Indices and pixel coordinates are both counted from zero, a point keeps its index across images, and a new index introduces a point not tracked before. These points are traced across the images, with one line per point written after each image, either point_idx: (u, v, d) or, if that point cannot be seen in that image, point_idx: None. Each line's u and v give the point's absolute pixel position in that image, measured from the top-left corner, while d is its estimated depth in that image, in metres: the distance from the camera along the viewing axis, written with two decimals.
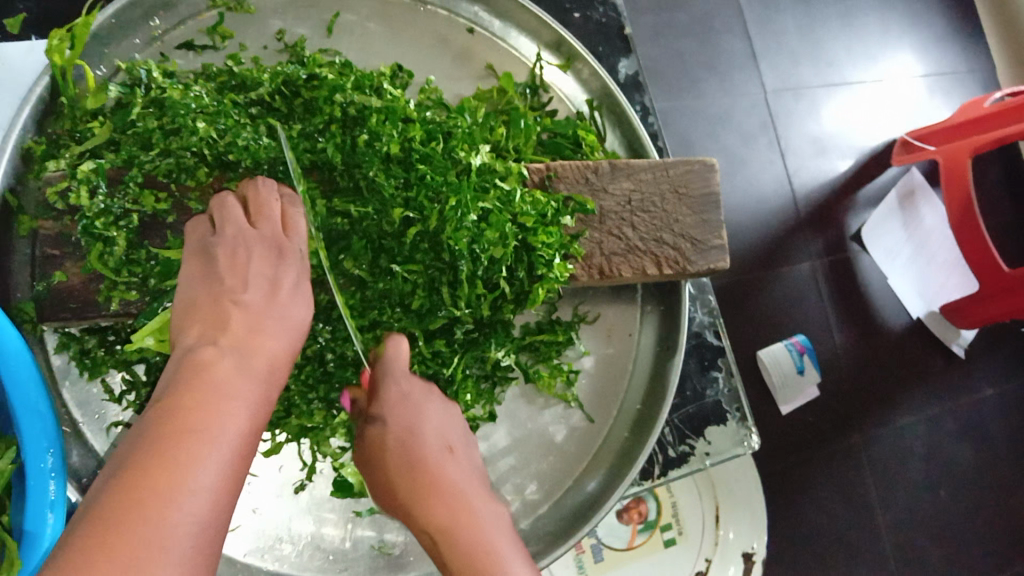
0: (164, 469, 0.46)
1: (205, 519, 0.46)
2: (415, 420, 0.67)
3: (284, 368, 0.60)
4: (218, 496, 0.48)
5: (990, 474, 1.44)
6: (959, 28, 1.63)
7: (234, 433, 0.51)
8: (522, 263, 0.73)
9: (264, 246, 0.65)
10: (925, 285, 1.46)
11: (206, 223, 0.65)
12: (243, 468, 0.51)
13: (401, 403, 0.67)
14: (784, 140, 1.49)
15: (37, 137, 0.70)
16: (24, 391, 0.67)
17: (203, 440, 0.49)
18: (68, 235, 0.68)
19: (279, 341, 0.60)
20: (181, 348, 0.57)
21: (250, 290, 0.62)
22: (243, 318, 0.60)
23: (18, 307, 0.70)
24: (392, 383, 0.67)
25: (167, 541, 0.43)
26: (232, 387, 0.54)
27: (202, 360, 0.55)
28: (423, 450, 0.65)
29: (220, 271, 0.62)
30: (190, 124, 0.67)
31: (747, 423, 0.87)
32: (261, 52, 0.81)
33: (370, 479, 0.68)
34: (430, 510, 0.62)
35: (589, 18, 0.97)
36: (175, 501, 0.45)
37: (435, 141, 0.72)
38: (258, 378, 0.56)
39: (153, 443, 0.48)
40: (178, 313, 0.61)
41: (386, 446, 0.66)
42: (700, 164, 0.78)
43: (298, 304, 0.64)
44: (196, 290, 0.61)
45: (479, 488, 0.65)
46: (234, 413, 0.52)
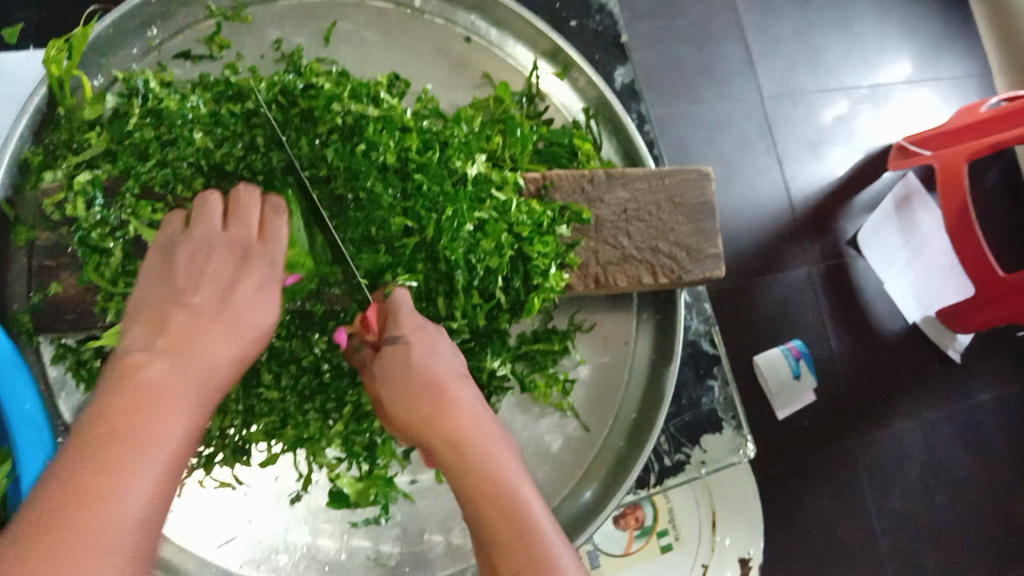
0: (89, 477, 0.44)
1: (139, 530, 0.44)
2: (431, 347, 0.62)
3: (235, 368, 0.58)
4: (154, 506, 0.45)
5: (986, 479, 1.44)
6: (956, 33, 1.63)
7: (173, 435, 0.49)
8: (518, 273, 0.73)
9: (223, 250, 0.64)
10: (923, 290, 1.44)
11: (179, 219, 0.65)
12: (180, 472, 0.49)
13: (418, 332, 0.63)
14: (780, 147, 1.49)
15: (34, 149, 0.70)
16: (19, 403, 0.67)
17: (134, 441, 0.47)
18: (63, 246, 0.69)
19: (228, 343, 0.58)
20: (120, 347, 0.55)
21: (202, 292, 0.60)
22: (189, 319, 0.58)
23: (14, 317, 0.70)
24: (406, 318, 0.64)
25: (95, 555, 0.41)
26: (170, 388, 0.51)
27: (137, 361, 0.52)
28: (439, 370, 0.60)
29: (177, 273, 0.61)
30: (186, 135, 0.69)
31: (743, 431, 0.86)
32: (258, 61, 0.82)
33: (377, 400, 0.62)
34: (442, 421, 0.56)
35: (585, 26, 0.97)
36: (107, 517, 0.43)
37: (431, 150, 0.72)
38: (201, 374, 0.54)
39: (80, 445, 0.46)
40: (122, 319, 0.58)
41: (399, 365, 0.60)
42: (696, 173, 0.78)
43: (261, 305, 0.63)
44: (152, 289, 0.60)
45: (464, 382, 0.61)
46: (173, 413, 0.50)
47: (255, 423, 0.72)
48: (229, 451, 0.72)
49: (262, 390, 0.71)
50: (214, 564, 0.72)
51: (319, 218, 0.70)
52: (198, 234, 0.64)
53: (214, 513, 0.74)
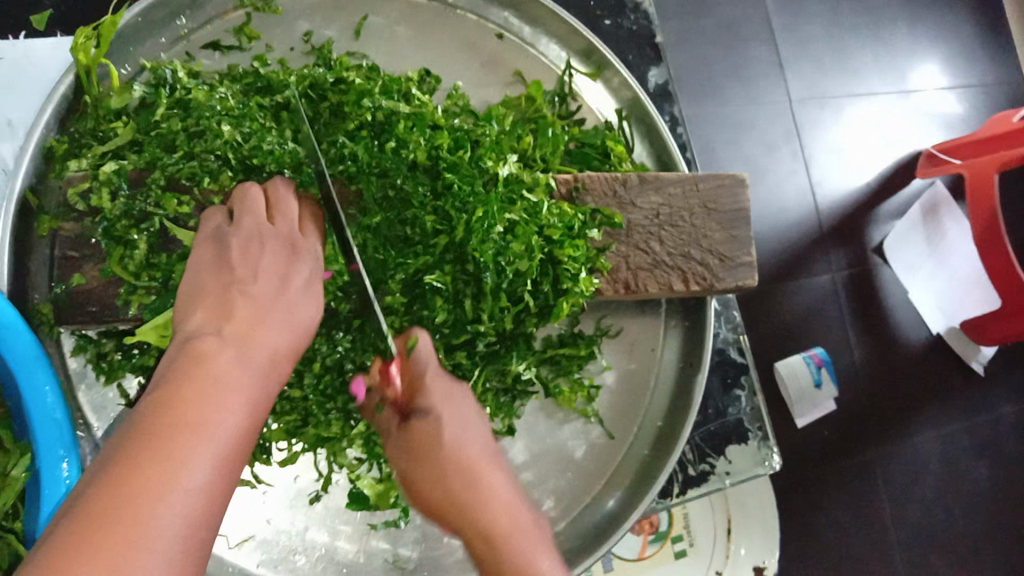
0: (150, 465, 0.44)
1: (194, 517, 0.44)
2: (460, 416, 0.64)
3: (286, 362, 0.58)
4: (210, 496, 0.46)
5: (1007, 495, 1.41)
6: (990, 39, 1.60)
7: (231, 428, 0.49)
8: (547, 277, 0.72)
9: (276, 241, 0.64)
10: (948, 299, 1.41)
11: (223, 214, 0.64)
12: (237, 466, 0.49)
13: (446, 401, 0.64)
14: (807, 151, 1.47)
15: (59, 136, 0.69)
16: (40, 397, 0.66)
17: (197, 433, 0.47)
18: (86, 238, 0.67)
19: (281, 335, 0.58)
20: (185, 331, 0.56)
21: (259, 282, 0.60)
22: (249, 309, 0.58)
23: (35, 308, 0.69)
24: (435, 380, 0.65)
25: (152, 543, 0.42)
26: (231, 379, 0.52)
27: (202, 350, 0.53)
28: (469, 444, 0.62)
29: (231, 260, 0.61)
30: (215, 127, 0.67)
31: (769, 442, 0.85)
32: (287, 53, 0.80)
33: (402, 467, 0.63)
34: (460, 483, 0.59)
35: (619, 26, 0.95)
36: (164, 502, 0.43)
37: (462, 149, 0.70)
38: (259, 370, 0.55)
39: (144, 434, 0.46)
40: (182, 301, 0.59)
41: (430, 441, 0.62)
42: (731, 179, 0.76)
43: (307, 300, 0.62)
44: (203, 278, 0.60)
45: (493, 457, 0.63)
46: (231, 406, 0.50)
47: (276, 421, 0.70)
48: (249, 451, 0.71)
49: (284, 388, 0.70)
50: (230, 563, 0.71)
51: (346, 214, 0.69)
52: (245, 226, 0.63)
53: (232, 512, 0.72)
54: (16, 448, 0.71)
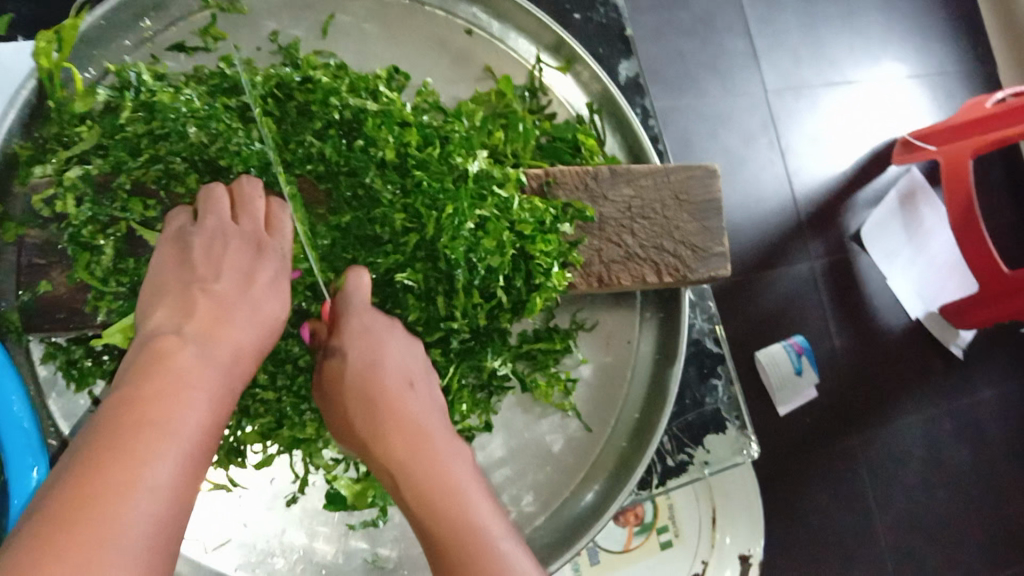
0: (117, 463, 0.45)
1: (161, 512, 0.45)
2: (377, 351, 0.65)
3: (251, 360, 0.59)
4: (176, 492, 0.47)
5: (988, 476, 1.43)
6: (961, 26, 1.61)
7: (194, 424, 0.50)
8: (520, 272, 0.72)
9: (241, 240, 0.64)
10: (926, 286, 1.45)
11: (188, 214, 0.65)
12: (202, 463, 0.50)
13: (362, 337, 0.65)
14: (783, 140, 1.48)
15: (22, 142, 0.68)
16: (7, 405, 0.66)
17: (161, 432, 0.48)
18: (53, 244, 0.67)
19: (245, 333, 0.59)
20: (147, 330, 0.57)
21: (223, 280, 0.62)
22: (211, 307, 0.59)
23: (0, 317, 0.67)
24: (353, 316, 0.65)
25: (123, 537, 0.42)
26: (194, 376, 0.53)
27: (163, 349, 0.54)
28: (385, 380, 0.64)
29: (194, 259, 0.62)
30: (180, 129, 0.66)
31: (747, 431, 0.85)
32: (254, 53, 0.80)
33: (328, 406, 0.66)
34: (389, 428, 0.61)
35: (589, 19, 0.95)
36: (131, 498, 0.44)
37: (431, 146, 0.70)
38: (222, 368, 0.56)
39: (108, 434, 0.47)
40: (144, 299, 0.60)
41: (346, 377, 0.64)
42: (702, 170, 0.76)
43: (274, 296, 0.63)
44: (166, 275, 0.61)
45: (443, 426, 0.63)
46: (194, 404, 0.51)
47: (251, 424, 0.70)
48: (222, 455, 0.70)
49: (257, 390, 0.69)
50: (207, 567, 0.71)
51: (316, 213, 0.70)
52: (208, 225, 0.63)
53: (209, 515, 0.72)
54: None
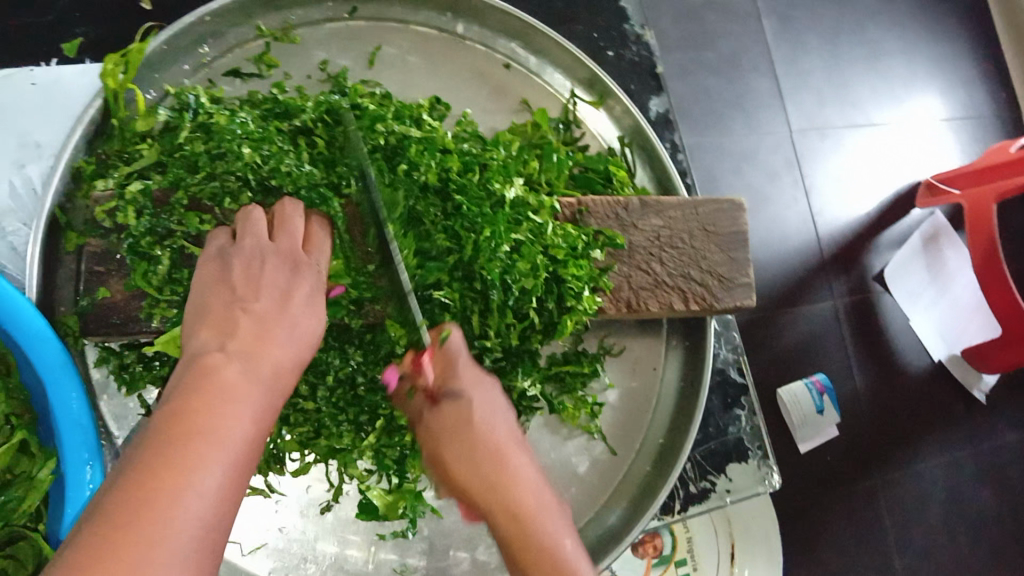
0: (167, 473, 0.46)
1: (204, 523, 0.46)
2: (491, 407, 0.63)
3: (292, 375, 0.60)
4: (220, 502, 0.48)
5: (1010, 522, 1.42)
6: (986, 72, 1.64)
7: (239, 437, 0.51)
8: (552, 295, 0.74)
9: (281, 259, 0.66)
10: (948, 325, 1.44)
11: (227, 234, 0.67)
12: (246, 474, 0.51)
13: (476, 387, 0.63)
14: (808, 180, 1.50)
15: (87, 157, 0.72)
16: (66, 404, 0.68)
17: (209, 443, 0.49)
18: (112, 253, 0.70)
19: (288, 349, 0.60)
20: (192, 348, 0.58)
21: (262, 298, 0.62)
22: (254, 323, 0.60)
23: (61, 320, 0.71)
24: (466, 366, 0.65)
25: (171, 547, 0.44)
26: (238, 391, 0.53)
27: (210, 363, 0.55)
28: (501, 435, 0.61)
29: (235, 278, 0.63)
30: (236, 149, 0.70)
31: (768, 461, 0.87)
32: (304, 81, 0.84)
33: (436, 457, 0.61)
34: (504, 484, 0.58)
35: (622, 57, 0.99)
36: (175, 509, 0.45)
37: (471, 172, 0.74)
38: (266, 382, 0.56)
39: (158, 444, 0.48)
40: (190, 316, 0.61)
41: (463, 425, 0.60)
42: (728, 204, 0.79)
43: (311, 315, 0.64)
44: (208, 295, 0.62)
45: (551, 491, 0.60)
46: (239, 416, 0.52)
47: (290, 432, 0.73)
48: (263, 462, 0.73)
49: (297, 400, 0.72)
50: (244, 570, 0.73)
51: (358, 230, 0.72)
52: (246, 245, 0.65)
53: (245, 520, 0.74)
54: (40, 454, 0.72)
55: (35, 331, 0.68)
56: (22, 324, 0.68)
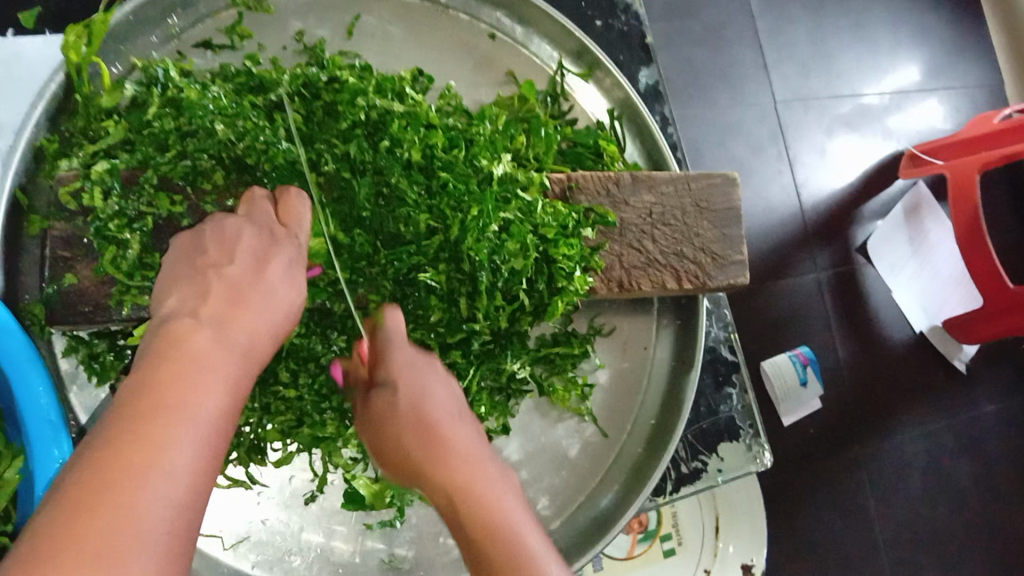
0: (135, 449, 0.43)
1: (180, 499, 0.43)
2: (424, 384, 0.62)
3: (266, 345, 0.56)
4: (194, 479, 0.45)
5: (990, 491, 1.43)
6: (971, 40, 1.62)
7: (212, 409, 0.48)
8: (542, 275, 0.72)
9: (256, 227, 0.62)
10: (930, 298, 1.42)
11: (189, 234, 0.62)
12: (220, 448, 0.48)
13: (407, 369, 0.63)
14: (793, 152, 1.49)
15: (49, 135, 0.69)
16: (33, 398, 0.65)
17: (180, 415, 0.46)
18: (78, 236, 0.67)
19: (262, 318, 0.56)
20: (161, 314, 0.54)
21: (235, 264, 0.58)
22: (226, 291, 0.55)
23: (27, 308, 0.69)
24: (399, 350, 0.64)
25: (140, 529, 0.41)
26: (211, 359, 0.50)
27: (179, 330, 0.51)
28: (434, 412, 0.60)
29: (207, 248, 0.59)
30: (208, 125, 0.66)
31: (761, 440, 0.86)
32: (280, 52, 0.80)
33: (373, 444, 0.61)
34: (439, 470, 0.56)
35: (610, 26, 0.96)
36: (147, 485, 0.42)
37: (457, 148, 0.70)
38: (240, 350, 0.52)
39: (125, 417, 0.45)
40: (160, 284, 0.57)
41: (394, 409, 0.60)
42: (721, 178, 0.77)
43: (289, 283, 0.60)
44: (181, 266, 0.58)
45: (491, 458, 0.59)
46: (212, 386, 0.48)
47: (271, 422, 0.70)
48: (243, 451, 0.71)
49: (279, 388, 0.69)
50: (227, 565, 0.71)
51: (335, 209, 0.69)
52: (215, 219, 0.62)
53: (227, 511, 0.72)
54: (7, 450, 0.69)
55: None
56: None
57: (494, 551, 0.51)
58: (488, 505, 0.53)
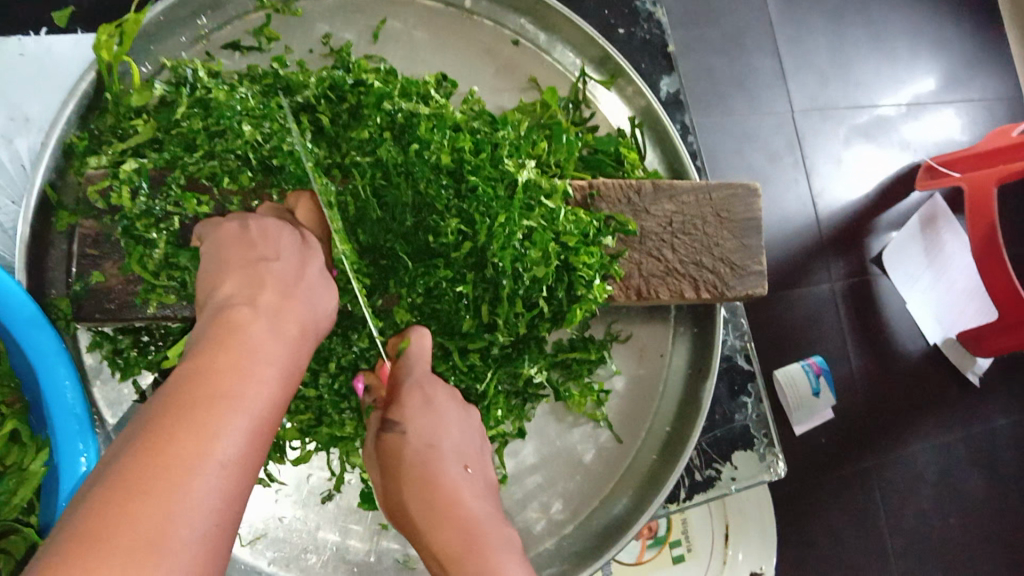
0: (191, 435, 0.44)
1: (228, 489, 0.44)
2: (436, 432, 0.63)
3: (311, 341, 0.57)
4: (241, 471, 0.45)
5: (1002, 505, 1.42)
6: (991, 54, 1.61)
7: (264, 402, 0.49)
8: (563, 282, 0.72)
9: (291, 231, 0.63)
10: (944, 310, 1.43)
11: (233, 223, 0.62)
12: (266, 439, 0.49)
13: (422, 410, 0.64)
14: (809, 161, 1.49)
15: (80, 133, 0.70)
16: (60, 392, 0.66)
17: (234, 406, 0.47)
18: (107, 236, 0.68)
19: (308, 313, 0.57)
20: (216, 301, 0.55)
21: (281, 261, 0.59)
22: (278, 285, 0.57)
23: (51, 303, 0.69)
24: (415, 385, 0.65)
25: (193, 514, 0.41)
26: (263, 352, 0.51)
27: (236, 320, 0.52)
28: (439, 464, 0.62)
29: (253, 240, 0.60)
30: (236, 126, 0.68)
31: (774, 449, 0.86)
32: (307, 55, 0.81)
33: (384, 486, 0.63)
34: (433, 526, 0.58)
35: (632, 35, 0.97)
36: (199, 472, 0.43)
37: (482, 152, 0.71)
38: (290, 343, 0.54)
39: (182, 403, 0.46)
40: (206, 273, 0.58)
41: (405, 455, 0.62)
42: (743, 188, 0.76)
43: (324, 289, 0.61)
44: (227, 254, 0.59)
45: (492, 512, 0.60)
46: (265, 380, 0.50)
47: (291, 420, 0.71)
48: None
49: (300, 388, 0.71)
50: (244, 562, 0.72)
51: (347, 210, 0.69)
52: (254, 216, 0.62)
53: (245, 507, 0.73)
54: (32, 443, 0.71)
55: (25, 318, 0.66)
56: (13, 310, 0.65)
57: None
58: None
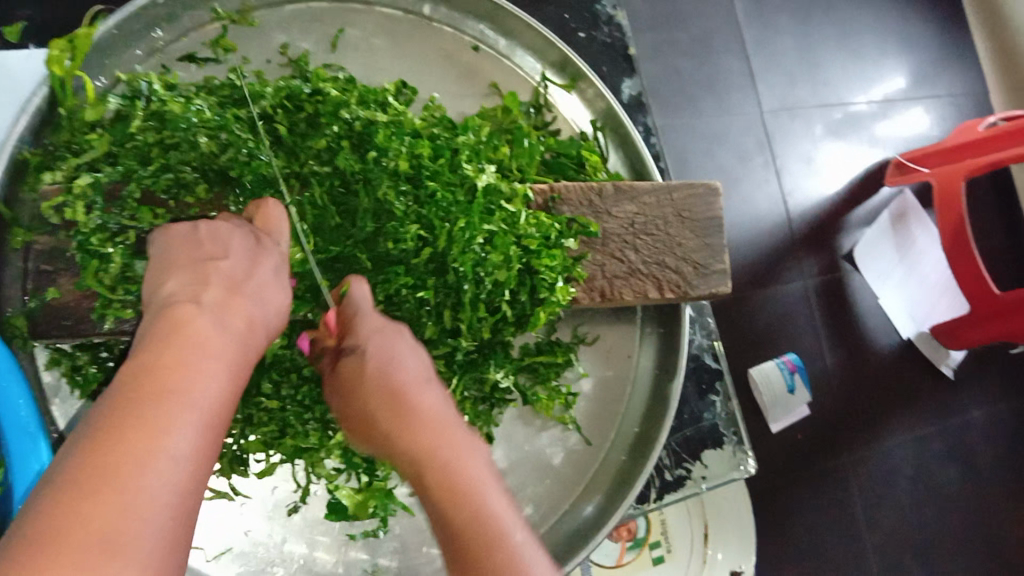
0: (139, 433, 0.43)
1: (182, 485, 0.43)
2: (392, 351, 0.63)
3: (261, 334, 0.57)
4: (193, 464, 0.45)
5: (977, 496, 1.44)
6: (954, 50, 1.63)
7: (213, 394, 0.48)
8: (525, 286, 0.72)
9: (243, 230, 0.62)
10: (917, 307, 1.44)
11: (184, 224, 0.61)
12: (220, 430, 0.48)
13: (378, 333, 0.63)
14: (780, 160, 1.50)
15: (32, 149, 0.68)
16: (14, 410, 0.67)
17: (181, 401, 0.46)
18: (61, 249, 0.69)
19: (258, 309, 0.57)
20: (160, 299, 0.54)
21: (231, 257, 0.58)
22: (226, 282, 0.56)
23: (6, 321, 0.68)
24: (366, 316, 0.64)
25: (147, 512, 0.41)
26: (211, 344, 0.50)
27: (179, 317, 0.51)
28: (401, 377, 0.61)
29: (202, 239, 0.59)
30: (192, 139, 0.67)
31: (743, 447, 0.87)
32: (264, 66, 0.81)
33: (343, 408, 0.63)
34: (402, 437, 0.58)
35: (594, 38, 0.97)
36: (150, 469, 0.42)
37: (441, 157, 0.71)
38: (238, 337, 0.53)
39: (128, 401, 0.45)
40: (151, 273, 0.57)
41: (363, 374, 0.61)
42: (703, 188, 0.77)
43: (277, 286, 0.61)
44: (175, 252, 0.58)
45: (456, 419, 0.61)
46: (214, 372, 0.49)
47: (254, 433, 0.70)
48: (225, 462, 0.70)
49: (262, 400, 0.70)
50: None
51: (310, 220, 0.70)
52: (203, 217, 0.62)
53: (211, 523, 0.73)
54: None
55: None
56: None
57: (460, 517, 0.53)
58: (458, 485, 0.55)
